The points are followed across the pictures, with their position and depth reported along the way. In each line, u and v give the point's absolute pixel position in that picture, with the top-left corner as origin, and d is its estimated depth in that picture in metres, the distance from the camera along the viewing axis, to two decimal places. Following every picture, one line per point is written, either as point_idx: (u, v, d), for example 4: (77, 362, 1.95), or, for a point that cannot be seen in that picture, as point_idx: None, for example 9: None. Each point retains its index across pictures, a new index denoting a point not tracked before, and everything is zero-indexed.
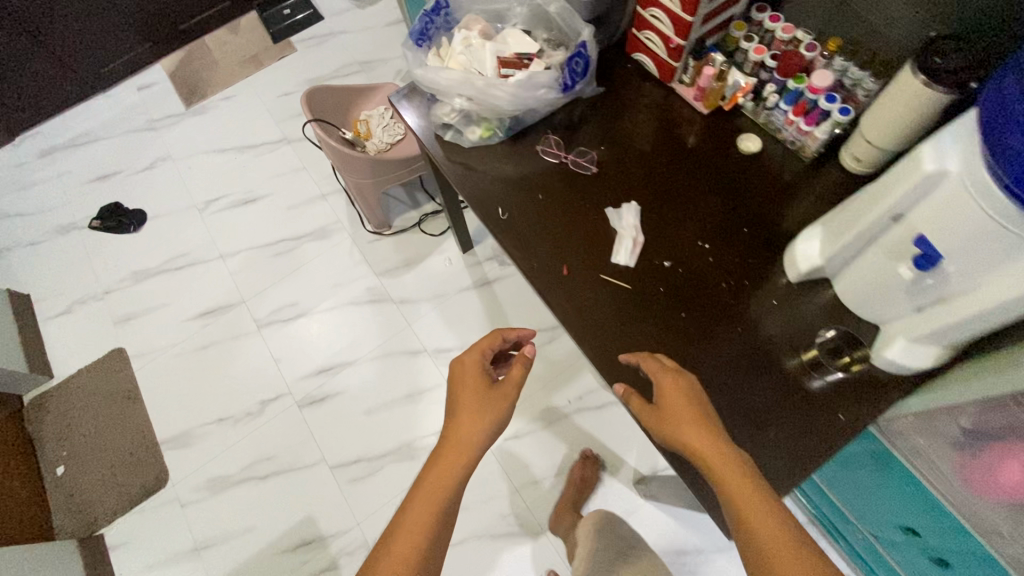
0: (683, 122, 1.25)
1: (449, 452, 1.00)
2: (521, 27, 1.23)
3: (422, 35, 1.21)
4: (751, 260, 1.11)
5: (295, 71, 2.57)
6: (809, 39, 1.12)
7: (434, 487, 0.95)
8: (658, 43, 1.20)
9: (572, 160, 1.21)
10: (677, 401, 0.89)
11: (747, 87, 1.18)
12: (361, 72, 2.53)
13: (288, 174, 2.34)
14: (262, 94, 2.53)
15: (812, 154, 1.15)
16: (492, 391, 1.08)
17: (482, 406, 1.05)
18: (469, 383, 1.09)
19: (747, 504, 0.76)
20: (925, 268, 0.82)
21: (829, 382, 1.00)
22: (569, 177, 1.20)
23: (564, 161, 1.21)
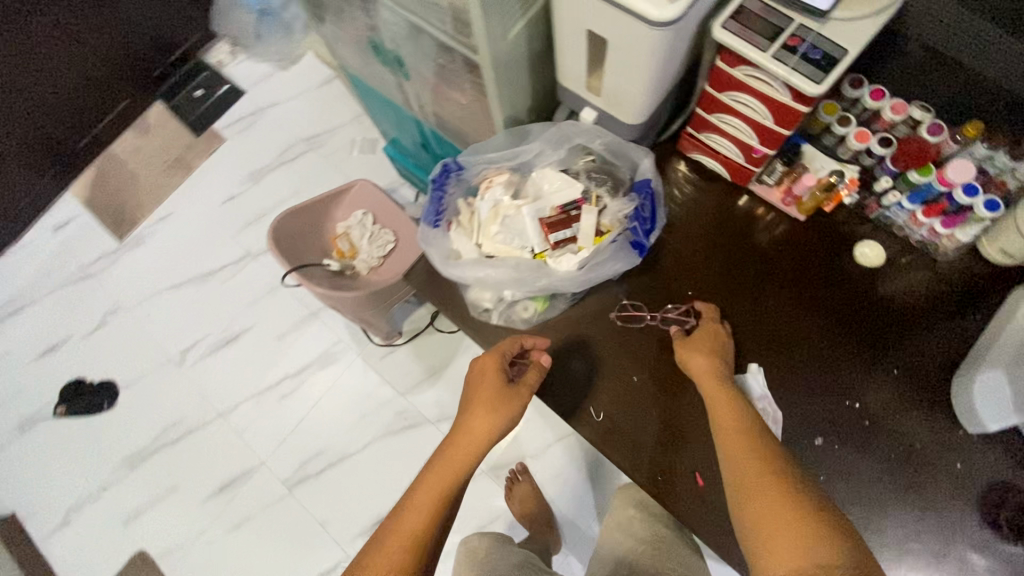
0: (779, 237, 1.01)
1: (454, 458, 0.86)
2: (556, 167, 0.97)
3: (438, 211, 0.94)
4: (914, 411, 0.91)
5: (234, 166, 2.19)
6: (931, 116, 0.88)
7: (432, 499, 0.82)
8: (733, 150, 0.94)
9: (663, 320, 0.98)
10: (705, 334, 0.94)
11: (855, 183, 0.93)
12: (310, 150, 2.17)
13: (265, 297, 2.03)
14: (205, 205, 2.16)
15: (948, 252, 0.95)
16: (507, 400, 0.89)
17: (492, 416, 0.89)
18: (479, 387, 0.91)
19: (727, 409, 0.84)
20: None
21: None
22: (664, 345, 0.97)
23: (653, 323, 0.98)
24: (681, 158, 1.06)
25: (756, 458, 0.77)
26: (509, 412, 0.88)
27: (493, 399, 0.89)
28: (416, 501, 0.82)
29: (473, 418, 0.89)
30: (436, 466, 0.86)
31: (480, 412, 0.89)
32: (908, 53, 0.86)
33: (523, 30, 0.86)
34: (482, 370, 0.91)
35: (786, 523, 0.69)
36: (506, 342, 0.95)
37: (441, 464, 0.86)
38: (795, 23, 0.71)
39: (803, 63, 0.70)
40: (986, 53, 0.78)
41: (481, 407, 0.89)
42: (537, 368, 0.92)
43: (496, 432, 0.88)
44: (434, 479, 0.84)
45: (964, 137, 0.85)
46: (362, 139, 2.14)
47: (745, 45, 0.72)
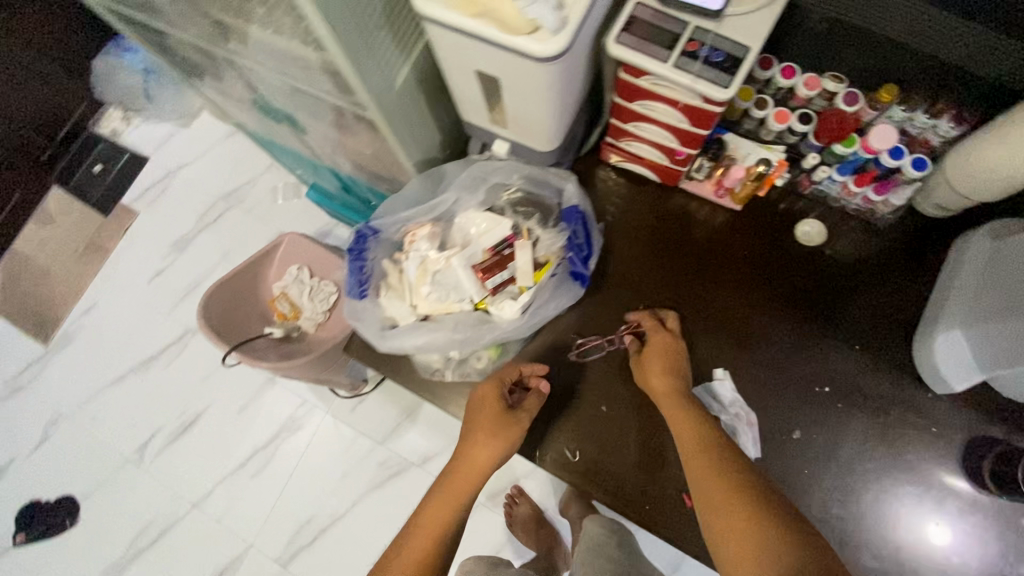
0: (718, 232, 0.98)
1: (456, 482, 0.80)
2: (477, 208, 0.90)
3: (363, 281, 0.86)
4: (883, 383, 0.90)
5: (153, 239, 2.02)
6: (845, 86, 0.85)
7: (429, 537, 0.74)
8: (657, 152, 0.90)
9: (619, 341, 0.95)
10: (656, 347, 0.90)
11: (785, 164, 0.90)
12: (232, 207, 2.02)
13: (217, 371, 1.91)
14: (131, 286, 2.00)
15: (884, 218, 0.93)
16: (505, 431, 0.82)
17: (491, 448, 0.81)
18: (476, 419, 0.84)
19: (684, 426, 0.81)
20: None
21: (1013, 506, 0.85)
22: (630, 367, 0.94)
23: (610, 347, 0.95)
24: (607, 166, 1.02)
25: (709, 460, 0.74)
26: (513, 435, 0.82)
27: (492, 430, 0.82)
28: (410, 540, 0.75)
29: (472, 449, 0.82)
30: (433, 500, 0.79)
31: (478, 443, 0.82)
32: (811, 24, 0.82)
33: (411, 74, 0.79)
34: (482, 397, 0.86)
35: (740, 535, 0.65)
36: (503, 370, 0.89)
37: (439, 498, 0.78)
38: (692, 26, 0.66)
39: (707, 68, 0.65)
40: (887, 16, 0.75)
41: (480, 436, 0.82)
42: (537, 397, 0.87)
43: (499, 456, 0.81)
44: (431, 512, 0.77)
45: (880, 102, 0.83)
46: (284, 184, 2.01)
47: (644, 58, 0.67)
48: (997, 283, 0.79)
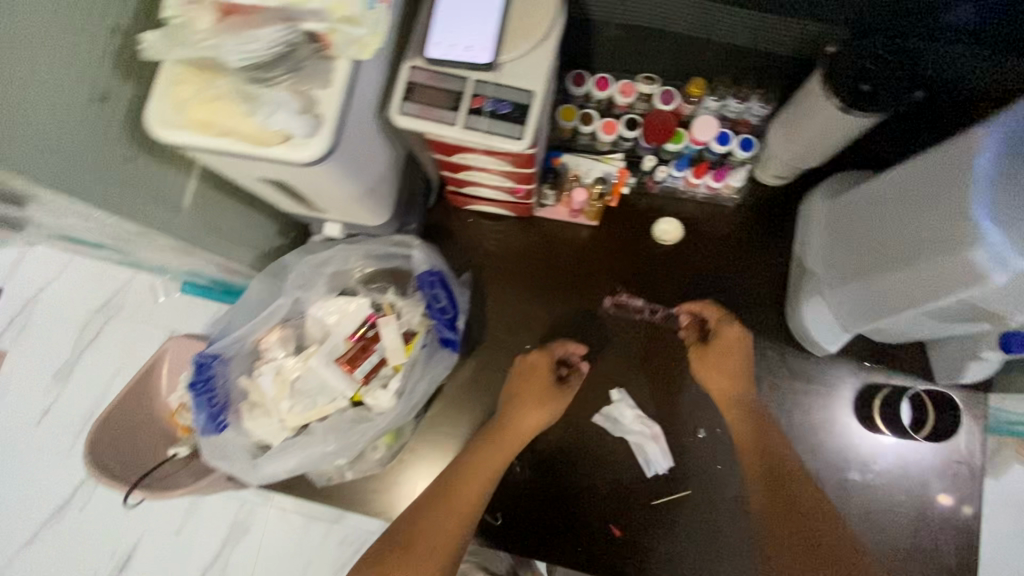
0: (583, 249, 0.97)
1: (502, 448, 0.79)
2: (326, 297, 0.84)
3: (216, 414, 0.78)
4: (767, 358, 0.92)
5: None
6: (658, 86, 0.84)
7: (471, 496, 0.73)
8: (498, 191, 0.88)
9: (665, 314, 0.93)
10: (724, 341, 0.83)
11: (624, 172, 0.89)
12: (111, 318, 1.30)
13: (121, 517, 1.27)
14: None
15: (733, 199, 0.94)
16: (551, 403, 0.82)
17: (538, 417, 0.81)
18: (524, 386, 0.83)
19: (752, 436, 0.78)
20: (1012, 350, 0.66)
21: (906, 444, 0.88)
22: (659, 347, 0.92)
23: (651, 317, 0.93)
24: (459, 211, 0.98)
25: (775, 486, 0.73)
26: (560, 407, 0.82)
27: (538, 400, 0.82)
28: (448, 504, 0.72)
29: (517, 415, 0.81)
30: (475, 461, 0.77)
31: (523, 411, 0.81)
32: (609, 33, 0.81)
33: (203, 186, 0.72)
34: (528, 365, 0.85)
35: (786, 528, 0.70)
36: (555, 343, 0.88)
37: (481, 462, 0.77)
38: (470, 81, 0.63)
39: (496, 122, 0.62)
40: (671, 13, 0.74)
41: (527, 403, 0.82)
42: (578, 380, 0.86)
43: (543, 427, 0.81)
44: (468, 472, 0.76)
45: (694, 97, 0.82)
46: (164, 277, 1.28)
47: (432, 124, 0.63)
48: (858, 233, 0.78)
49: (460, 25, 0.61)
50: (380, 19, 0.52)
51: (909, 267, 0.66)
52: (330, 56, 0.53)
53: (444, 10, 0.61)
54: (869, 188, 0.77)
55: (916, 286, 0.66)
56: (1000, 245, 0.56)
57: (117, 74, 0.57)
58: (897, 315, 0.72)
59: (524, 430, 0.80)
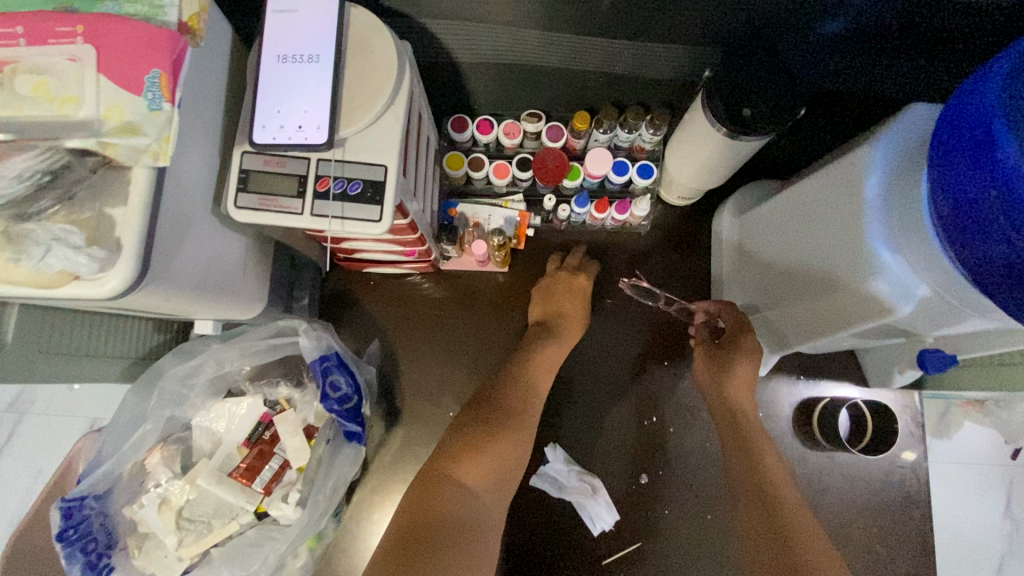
0: (498, 297, 0.91)
1: (553, 356, 0.79)
2: (209, 403, 0.75)
3: (95, 561, 0.67)
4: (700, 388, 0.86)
5: None
6: (545, 123, 0.78)
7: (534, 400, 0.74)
8: (390, 255, 0.80)
9: (678, 308, 0.87)
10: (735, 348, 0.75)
11: (524, 214, 0.84)
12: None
13: None
14: None
15: (644, 226, 0.89)
16: (585, 314, 0.84)
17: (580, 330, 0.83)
18: (571, 295, 0.83)
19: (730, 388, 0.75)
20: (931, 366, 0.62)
21: (852, 458, 0.84)
22: (665, 335, 0.88)
23: (664, 308, 0.88)
24: (358, 276, 0.90)
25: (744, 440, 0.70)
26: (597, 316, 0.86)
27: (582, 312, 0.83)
28: (516, 404, 0.73)
29: (571, 325, 0.82)
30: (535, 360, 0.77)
31: (574, 317, 0.83)
32: (479, 74, 0.74)
33: None
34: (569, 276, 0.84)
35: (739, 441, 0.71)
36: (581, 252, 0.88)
37: (540, 367, 0.77)
38: (313, 161, 0.55)
39: (348, 205, 0.55)
40: (539, 52, 0.68)
41: (570, 316, 0.82)
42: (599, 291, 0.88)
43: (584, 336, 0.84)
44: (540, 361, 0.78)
45: (580, 132, 0.76)
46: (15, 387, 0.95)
47: (277, 216, 0.56)
48: (781, 247, 0.71)
49: (288, 102, 0.54)
50: (170, 120, 0.44)
51: (826, 294, 0.62)
52: (120, 170, 0.45)
53: (267, 90, 0.54)
54: (771, 206, 0.73)
55: (831, 314, 0.63)
56: (898, 274, 0.54)
57: None
58: (821, 337, 0.68)
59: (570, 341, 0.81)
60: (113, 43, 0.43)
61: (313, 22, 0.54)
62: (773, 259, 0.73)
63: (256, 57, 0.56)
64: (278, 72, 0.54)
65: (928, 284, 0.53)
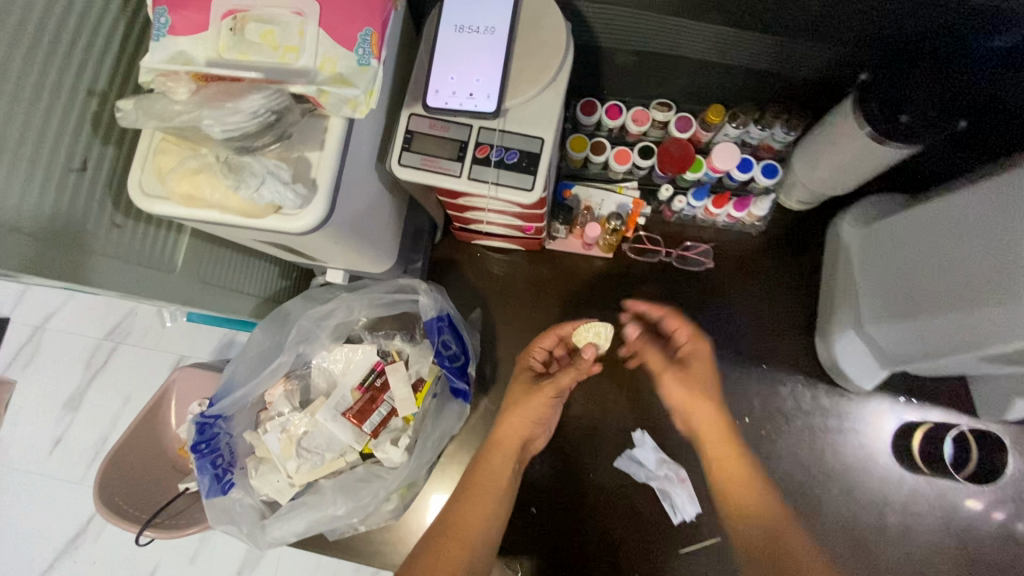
0: (597, 281, 0.92)
1: (479, 488, 0.72)
2: (330, 347, 0.80)
3: (221, 475, 0.74)
4: (795, 396, 0.85)
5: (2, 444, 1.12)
6: (674, 113, 0.79)
7: (459, 546, 0.67)
8: (507, 229, 0.83)
9: (684, 257, 0.90)
10: (697, 360, 0.77)
11: (638, 202, 0.84)
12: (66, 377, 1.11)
13: None
14: None
15: (755, 227, 0.88)
16: (537, 407, 0.78)
17: (520, 422, 0.77)
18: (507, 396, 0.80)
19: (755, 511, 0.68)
20: None
21: (949, 485, 0.82)
22: (693, 293, 0.89)
23: (671, 259, 0.90)
24: (465, 247, 0.93)
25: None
26: (545, 407, 0.78)
27: (520, 402, 0.78)
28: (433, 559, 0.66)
29: (517, 415, 0.77)
30: (462, 504, 0.71)
31: (522, 416, 0.77)
32: (619, 58, 0.75)
33: (195, 242, 0.67)
34: (517, 377, 0.82)
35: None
36: (539, 338, 0.82)
37: (463, 509, 0.70)
38: (475, 129, 0.59)
39: (503, 172, 0.58)
40: (688, 42, 0.69)
41: (508, 409, 0.78)
42: (575, 371, 0.79)
43: (522, 429, 0.77)
44: (480, 493, 0.72)
45: (711, 125, 0.77)
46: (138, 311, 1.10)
47: (436, 176, 0.59)
48: (904, 264, 0.70)
49: (463, 69, 0.57)
50: (375, 75, 0.48)
51: (958, 314, 0.61)
52: (323, 116, 0.50)
53: (444, 58, 0.57)
54: (920, 213, 0.68)
55: (963, 335, 0.61)
56: None
57: (97, 139, 0.54)
58: (942, 356, 0.66)
59: (510, 438, 0.76)
60: None
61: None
62: (891, 277, 0.72)
63: (434, 26, 0.59)
64: (456, 41, 0.57)
65: None
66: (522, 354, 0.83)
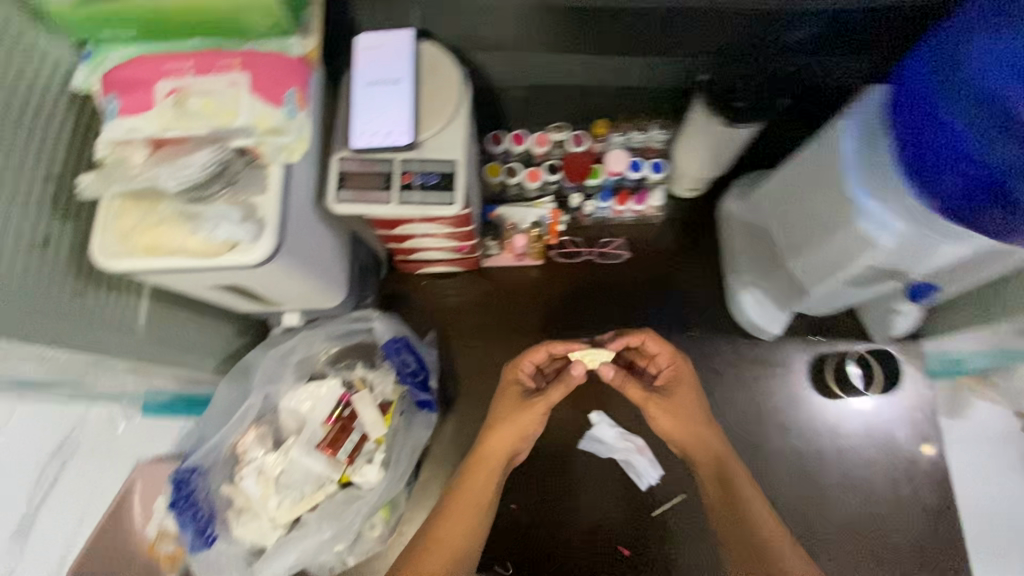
0: (534, 288, 1.02)
1: (462, 505, 0.75)
2: (294, 388, 0.83)
3: (204, 527, 0.76)
4: (722, 353, 0.96)
5: None
6: (569, 132, 0.94)
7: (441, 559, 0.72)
8: (444, 251, 0.91)
9: (605, 252, 1.02)
10: (677, 390, 0.79)
11: (556, 213, 0.97)
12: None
13: None
14: None
15: (658, 216, 1.02)
16: (529, 427, 0.78)
17: (507, 441, 0.78)
18: (495, 409, 0.81)
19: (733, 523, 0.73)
20: (919, 295, 0.77)
21: (865, 404, 0.94)
22: (618, 281, 1.01)
23: (595, 256, 1.01)
24: (410, 276, 1.01)
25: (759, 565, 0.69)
26: (535, 426, 0.79)
27: (511, 421, 0.78)
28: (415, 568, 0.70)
29: (507, 432, 0.78)
30: (442, 519, 0.74)
31: (512, 431, 0.78)
32: (514, 93, 0.89)
33: (155, 304, 0.72)
34: (505, 390, 0.82)
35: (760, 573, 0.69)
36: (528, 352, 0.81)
37: (443, 525, 0.74)
38: (396, 162, 0.68)
39: (427, 193, 0.68)
40: (566, 72, 0.84)
41: (496, 426, 0.79)
42: (563, 387, 0.78)
43: (510, 447, 0.78)
44: (463, 511, 0.75)
45: (600, 136, 0.94)
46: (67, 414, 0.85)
47: (370, 206, 0.68)
48: (775, 220, 0.85)
49: (378, 114, 0.68)
50: (303, 126, 0.58)
51: (818, 247, 0.74)
52: (262, 165, 0.58)
53: (360, 107, 0.68)
54: (777, 177, 0.83)
55: (826, 262, 0.75)
56: (879, 213, 0.65)
57: (57, 216, 0.60)
58: (824, 286, 0.80)
59: (495, 459, 0.78)
60: (260, 71, 0.58)
61: (393, 55, 0.69)
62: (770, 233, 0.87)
63: (348, 83, 0.70)
64: (368, 93, 0.68)
65: (902, 220, 0.64)
66: (509, 364, 0.83)
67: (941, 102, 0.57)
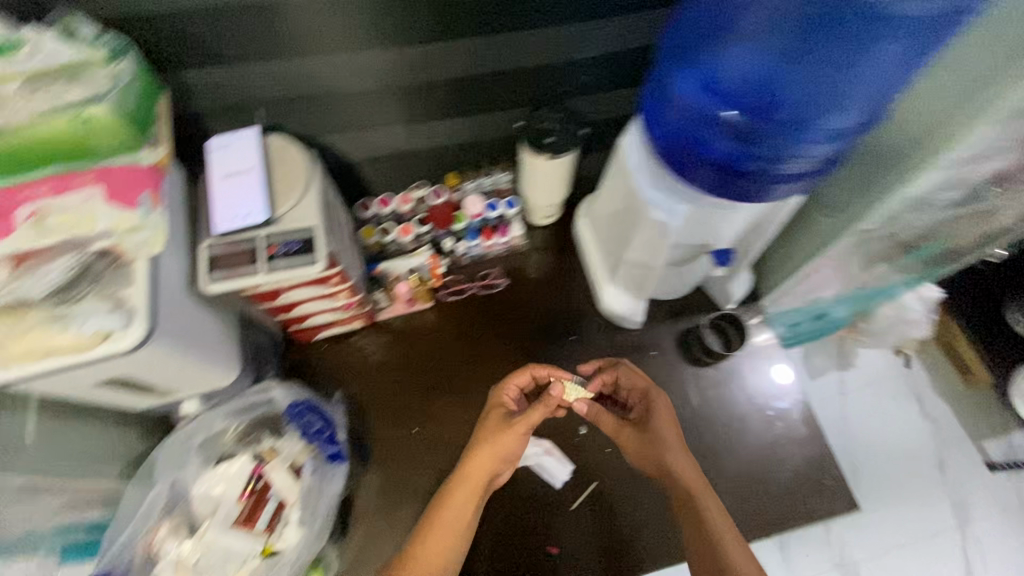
0: (429, 331, 1.09)
1: (439, 528, 0.74)
2: (203, 471, 0.86)
3: None
4: (602, 348, 1.09)
5: None
6: (428, 188, 1.08)
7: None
8: (334, 313, 0.98)
9: (486, 285, 1.12)
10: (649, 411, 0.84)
11: (433, 258, 1.07)
12: None
13: None
14: None
15: (524, 244, 1.15)
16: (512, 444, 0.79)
17: (489, 462, 0.77)
18: (480, 430, 0.81)
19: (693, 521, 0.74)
20: (725, 258, 0.94)
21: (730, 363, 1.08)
22: (502, 307, 1.11)
23: (478, 288, 1.12)
24: (310, 343, 1.07)
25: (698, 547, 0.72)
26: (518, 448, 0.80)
27: (495, 438, 0.79)
28: None
29: (488, 449, 0.78)
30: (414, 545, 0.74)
31: (497, 444, 0.78)
32: (369, 163, 1.01)
33: (44, 416, 0.75)
34: (489, 412, 0.84)
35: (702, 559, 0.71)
36: (515, 374, 0.86)
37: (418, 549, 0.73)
38: (259, 238, 0.77)
39: (292, 260, 0.77)
40: (408, 139, 0.97)
41: (479, 443, 0.79)
42: (544, 409, 0.79)
43: (494, 469, 0.78)
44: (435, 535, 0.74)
45: (455, 187, 1.08)
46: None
47: (240, 282, 0.76)
48: (608, 226, 0.99)
49: (236, 201, 0.77)
50: (158, 222, 0.66)
51: (638, 240, 0.88)
52: (125, 263, 0.65)
53: (219, 198, 0.77)
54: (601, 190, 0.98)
55: (649, 250, 0.89)
56: (662, 202, 0.80)
57: None
58: (659, 270, 0.94)
59: (478, 480, 0.77)
60: (112, 182, 0.65)
61: (241, 150, 0.79)
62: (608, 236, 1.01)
63: (206, 179, 0.79)
64: (225, 185, 0.78)
65: (682, 203, 0.79)
66: (497, 389, 0.87)
67: (661, 113, 0.74)
